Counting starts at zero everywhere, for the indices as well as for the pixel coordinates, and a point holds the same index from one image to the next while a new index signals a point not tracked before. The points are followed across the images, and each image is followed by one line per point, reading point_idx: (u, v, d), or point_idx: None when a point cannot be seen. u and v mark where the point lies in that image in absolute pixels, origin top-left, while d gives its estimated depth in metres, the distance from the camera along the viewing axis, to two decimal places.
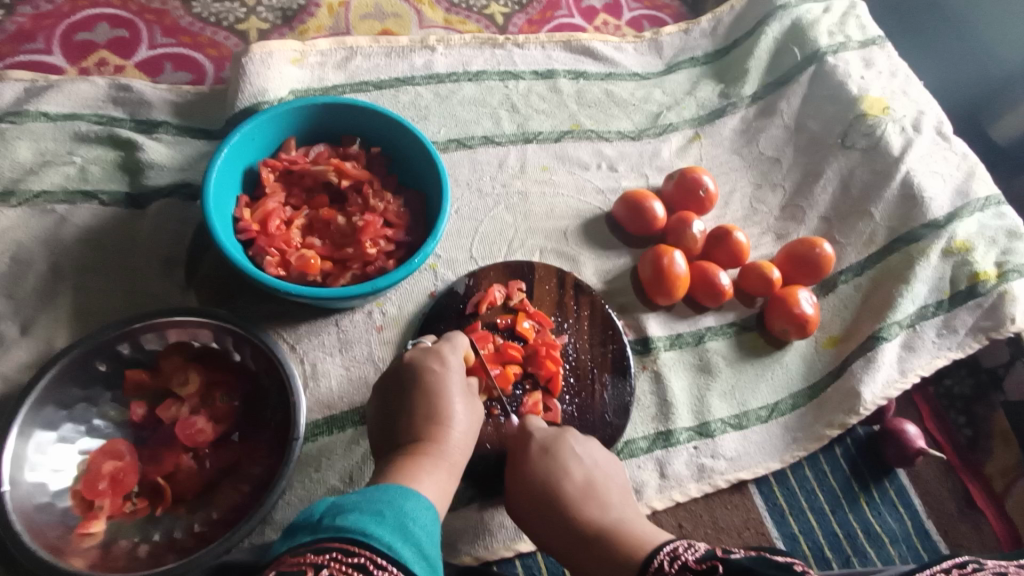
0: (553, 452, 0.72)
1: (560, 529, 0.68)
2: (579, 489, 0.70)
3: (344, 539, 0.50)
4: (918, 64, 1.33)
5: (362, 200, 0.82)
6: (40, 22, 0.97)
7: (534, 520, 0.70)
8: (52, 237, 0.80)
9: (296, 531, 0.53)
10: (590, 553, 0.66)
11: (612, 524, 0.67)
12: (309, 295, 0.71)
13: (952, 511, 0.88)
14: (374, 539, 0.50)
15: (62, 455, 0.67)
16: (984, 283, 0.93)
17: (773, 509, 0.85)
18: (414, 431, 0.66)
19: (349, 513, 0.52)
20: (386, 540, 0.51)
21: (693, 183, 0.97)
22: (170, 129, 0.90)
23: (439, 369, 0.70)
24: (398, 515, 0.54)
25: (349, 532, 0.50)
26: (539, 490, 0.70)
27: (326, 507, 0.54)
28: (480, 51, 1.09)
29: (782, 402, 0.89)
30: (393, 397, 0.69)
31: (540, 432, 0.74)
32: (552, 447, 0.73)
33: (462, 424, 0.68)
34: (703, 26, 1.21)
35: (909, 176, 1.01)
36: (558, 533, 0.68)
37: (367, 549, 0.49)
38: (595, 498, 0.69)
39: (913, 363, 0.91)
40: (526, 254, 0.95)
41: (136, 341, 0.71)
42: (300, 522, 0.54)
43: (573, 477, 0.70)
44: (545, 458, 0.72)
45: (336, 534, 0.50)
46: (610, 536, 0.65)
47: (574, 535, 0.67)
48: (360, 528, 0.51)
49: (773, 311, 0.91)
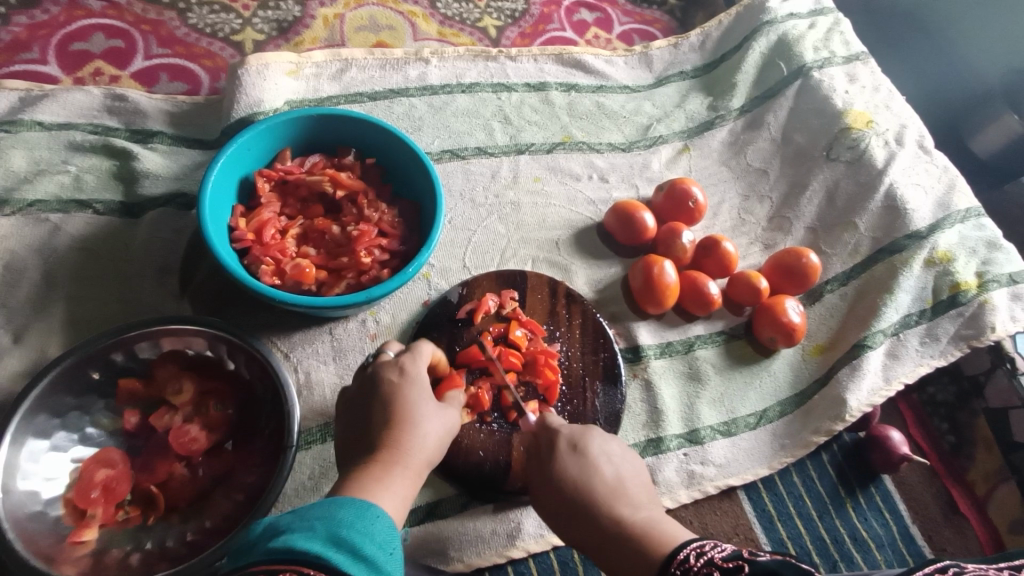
0: (581, 449, 0.69)
1: (592, 530, 0.64)
2: (608, 485, 0.66)
3: (269, 559, 0.49)
4: (899, 78, 1.38)
5: (357, 210, 0.82)
6: (35, 32, 0.97)
7: (564, 520, 0.67)
8: (46, 246, 0.80)
9: (241, 557, 0.53)
10: (618, 548, 0.61)
11: (641, 523, 0.63)
12: (302, 303, 0.72)
13: (936, 517, 0.90)
14: (300, 554, 0.49)
15: (54, 464, 0.67)
16: (966, 293, 0.95)
17: (762, 515, 0.86)
18: (373, 440, 0.65)
19: (279, 534, 0.52)
20: (314, 550, 0.50)
21: (683, 195, 0.99)
22: (166, 139, 0.91)
23: (399, 378, 0.69)
24: (329, 525, 0.53)
25: (276, 551, 0.50)
26: (568, 488, 0.67)
27: (265, 530, 0.54)
28: (474, 63, 1.11)
29: (770, 410, 0.91)
30: (353, 412, 0.69)
31: (566, 428, 0.71)
32: (580, 444, 0.70)
33: (424, 432, 0.67)
34: (691, 40, 1.24)
35: (892, 188, 1.03)
36: (587, 527, 0.65)
37: (294, 564, 0.49)
38: (624, 496, 0.66)
39: (897, 370, 0.93)
40: (518, 263, 0.96)
41: (130, 349, 0.72)
42: (242, 549, 0.54)
43: (602, 475, 0.67)
44: (575, 455, 0.69)
45: (264, 556, 0.50)
46: (639, 534, 0.61)
47: (603, 535, 0.63)
48: (288, 545, 0.50)
49: (761, 320, 0.93)
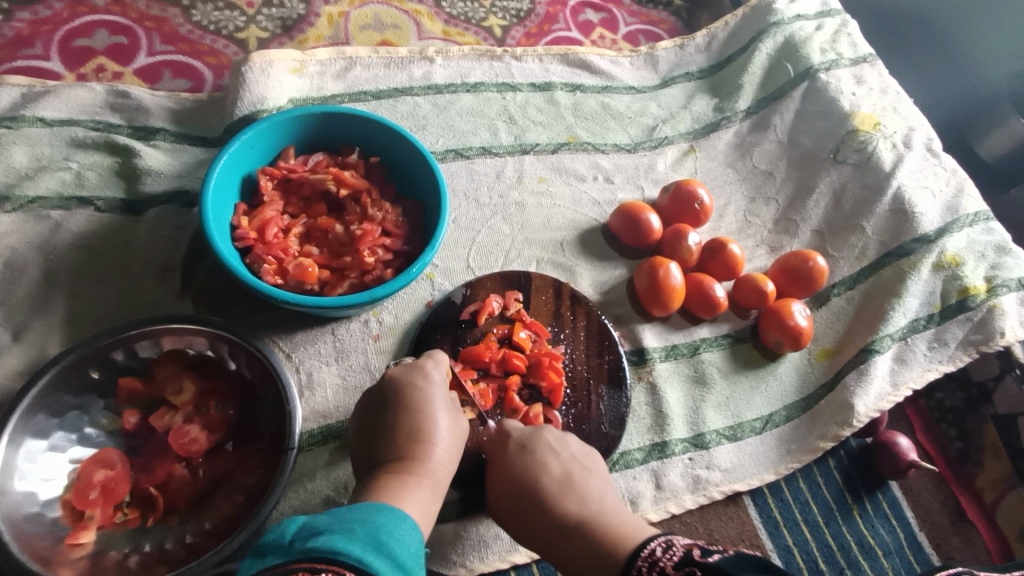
0: (529, 449, 0.71)
1: (544, 526, 0.67)
2: (554, 480, 0.69)
3: (312, 558, 0.48)
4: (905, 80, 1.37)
5: (360, 209, 0.82)
6: (38, 27, 0.97)
7: (516, 520, 0.69)
8: (46, 243, 0.79)
9: (266, 553, 0.51)
10: (573, 542, 0.65)
11: (592, 518, 0.66)
12: (305, 303, 0.71)
13: (944, 525, 0.89)
14: (343, 555, 0.49)
15: (52, 464, 0.66)
16: (974, 297, 0.94)
17: (768, 521, 0.85)
18: (397, 447, 0.65)
19: (319, 534, 0.51)
20: (357, 554, 0.50)
21: (689, 196, 0.98)
22: (168, 136, 0.90)
23: (424, 384, 0.69)
24: (368, 531, 0.53)
25: (317, 549, 0.49)
26: (520, 487, 0.69)
27: (298, 527, 0.52)
28: (479, 62, 1.10)
29: (776, 414, 0.90)
30: (374, 417, 0.68)
31: (516, 431, 0.73)
32: (529, 444, 0.72)
33: (447, 440, 0.67)
34: (697, 42, 1.23)
35: (899, 192, 1.02)
36: (536, 522, 0.67)
37: (336, 565, 0.48)
38: (574, 491, 0.68)
39: (905, 375, 0.92)
40: (523, 264, 0.96)
41: (130, 349, 0.71)
42: (269, 544, 0.52)
43: (551, 471, 0.69)
44: (525, 456, 0.71)
45: (304, 554, 0.49)
46: (592, 529, 0.65)
47: (553, 530, 0.66)
48: (331, 546, 0.49)
49: (767, 323, 0.92)
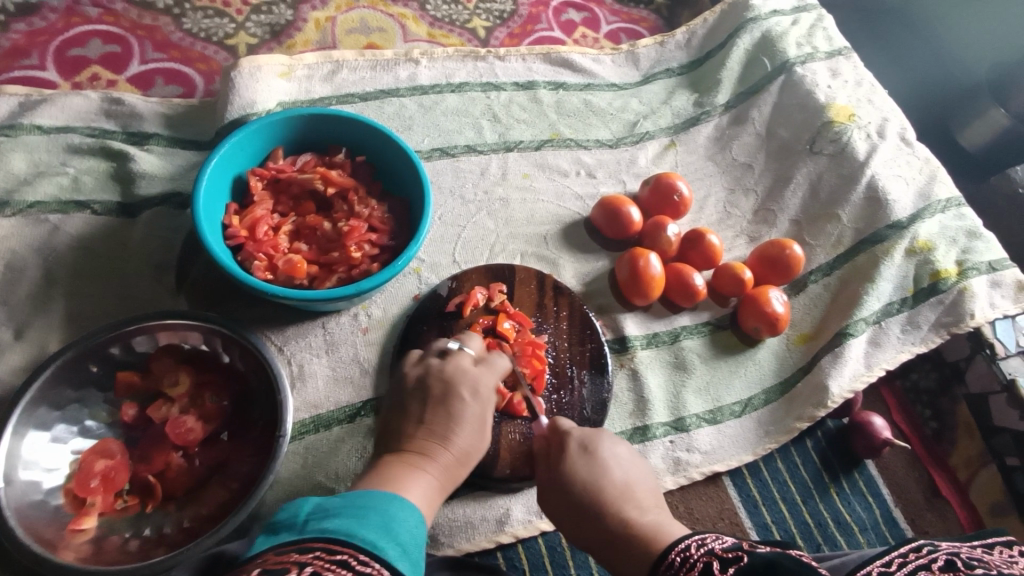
0: (591, 451, 0.70)
1: (598, 531, 0.65)
2: (610, 490, 0.67)
3: (327, 539, 0.51)
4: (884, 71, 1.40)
5: (347, 207, 0.85)
6: (33, 38, 1.00)
7: (571, 519, 0.68)
8: (46, 246, 0.82)
9: (279, 530, 0.54)
10: (625, 555, 0.62)
11: (650, 527, 0.63)
12: (293, 296, 0.74)
13: (918, 500, 0.92)
14: (357, 539, 0.52)
15: (55, 455, 0.69)
16: (945, 280, 0.97)
17: (747, 500, 0.88)
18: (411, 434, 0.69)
19: (333, 517, 0.54)
20: (369, 539, 0.53)
21: (669, 189, 1.01)
22: (161, 141, 0.94)
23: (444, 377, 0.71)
24: (380, 518, 0.56)
25: (332, 532, 0.52)
26: (576, 492, 0.68)
27: (310, 508, 0.55)
28: (463, 63, 1.13)
29: (755, 397, 0.93)
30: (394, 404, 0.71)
31: (577, 431, 0.72)
32: (591, 446, 0.71)
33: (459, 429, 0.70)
34: (677, 38, 1.26)
35: (873, 180, 1.05)
36: (593, 531, 0.65)
37: (350, 547, 0.51)
38: (632, 500, 0.66)
39: (879, 357, 0.95)
40: (507, 258, 0.99)
41: (127, 344, 0.74)
42: (282, 521, 0.55)
43: (611, 478, 0.68)
44: (583, 458, 0.70)
45: (319, 535, 0.52)
46: (646, 537, 0.62)
47: (609, 540, 0.64)
48: (345, 530, 0.53)
49: (746, 310, 0.95)
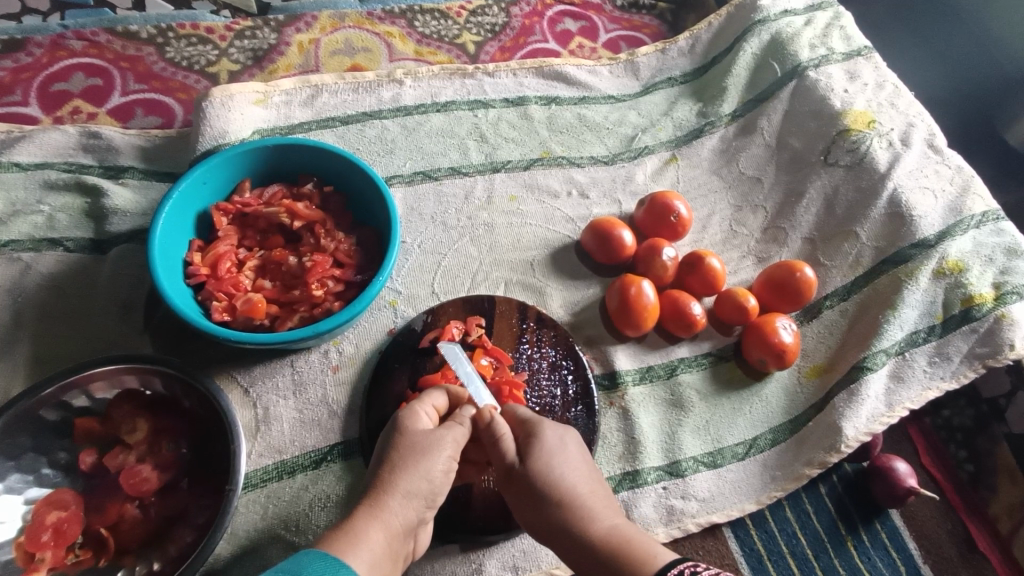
0: (562, 449, 0.67)
1: (563, 531, 0.62)
2: (576, 489, 0.64)
3: None
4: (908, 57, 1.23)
5: (314, 240, 0.81)
6: (19, 75, 1.01)
7: (534, 514, 0.64)
8: (16, 285, 0.82)
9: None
10: (592, 562, 0.60)
11: (623, 538, 0.60)
12: (248, 339, 0.71)
13: (951, 556, 0.82)
14: None
15: (8, 507, 0.68)
16: (980, 307, 0.86)
17: (750, 555, 0.80)
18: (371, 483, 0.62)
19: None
20: None
21: (664, 209, 0.94)
22: (137, 174, 0.92)
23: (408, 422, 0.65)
24: None
25: None
26: (544, 491, 0.64)
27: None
28: (450, 81, 1.08)
29: (761, 438, 0.84)
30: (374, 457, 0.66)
31: (551, 429, 0.68)
32: (560, 445, 0.67)
33: (421, 479, 0.62)
34: (680, 45, 1.19)
35: (896, 194, 0.95)
36: (551, 526, 0.63)
37: None
38: (602, 507, 0.64)
39: (902, 395, 0.85)
40: (490, 287, 0.93)
41: (87, 390, 0.72)
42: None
43: (580, 481, 0.65)
44: (555, 456, 0.66)
45: None
46: (617, 548, 0.59)
47: (570, 541, 0.61)
48: None
49: (750, 341, 0.86)
